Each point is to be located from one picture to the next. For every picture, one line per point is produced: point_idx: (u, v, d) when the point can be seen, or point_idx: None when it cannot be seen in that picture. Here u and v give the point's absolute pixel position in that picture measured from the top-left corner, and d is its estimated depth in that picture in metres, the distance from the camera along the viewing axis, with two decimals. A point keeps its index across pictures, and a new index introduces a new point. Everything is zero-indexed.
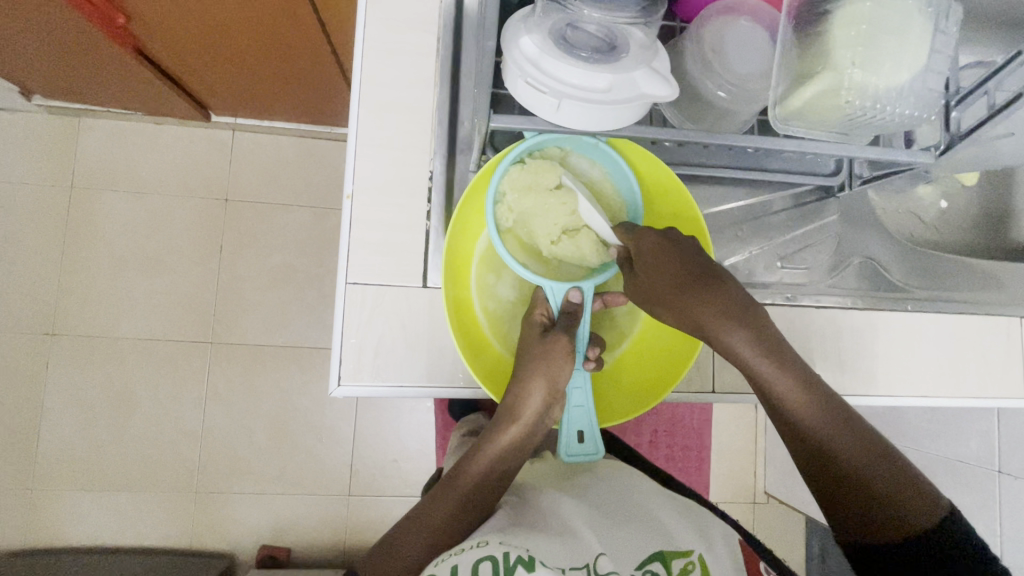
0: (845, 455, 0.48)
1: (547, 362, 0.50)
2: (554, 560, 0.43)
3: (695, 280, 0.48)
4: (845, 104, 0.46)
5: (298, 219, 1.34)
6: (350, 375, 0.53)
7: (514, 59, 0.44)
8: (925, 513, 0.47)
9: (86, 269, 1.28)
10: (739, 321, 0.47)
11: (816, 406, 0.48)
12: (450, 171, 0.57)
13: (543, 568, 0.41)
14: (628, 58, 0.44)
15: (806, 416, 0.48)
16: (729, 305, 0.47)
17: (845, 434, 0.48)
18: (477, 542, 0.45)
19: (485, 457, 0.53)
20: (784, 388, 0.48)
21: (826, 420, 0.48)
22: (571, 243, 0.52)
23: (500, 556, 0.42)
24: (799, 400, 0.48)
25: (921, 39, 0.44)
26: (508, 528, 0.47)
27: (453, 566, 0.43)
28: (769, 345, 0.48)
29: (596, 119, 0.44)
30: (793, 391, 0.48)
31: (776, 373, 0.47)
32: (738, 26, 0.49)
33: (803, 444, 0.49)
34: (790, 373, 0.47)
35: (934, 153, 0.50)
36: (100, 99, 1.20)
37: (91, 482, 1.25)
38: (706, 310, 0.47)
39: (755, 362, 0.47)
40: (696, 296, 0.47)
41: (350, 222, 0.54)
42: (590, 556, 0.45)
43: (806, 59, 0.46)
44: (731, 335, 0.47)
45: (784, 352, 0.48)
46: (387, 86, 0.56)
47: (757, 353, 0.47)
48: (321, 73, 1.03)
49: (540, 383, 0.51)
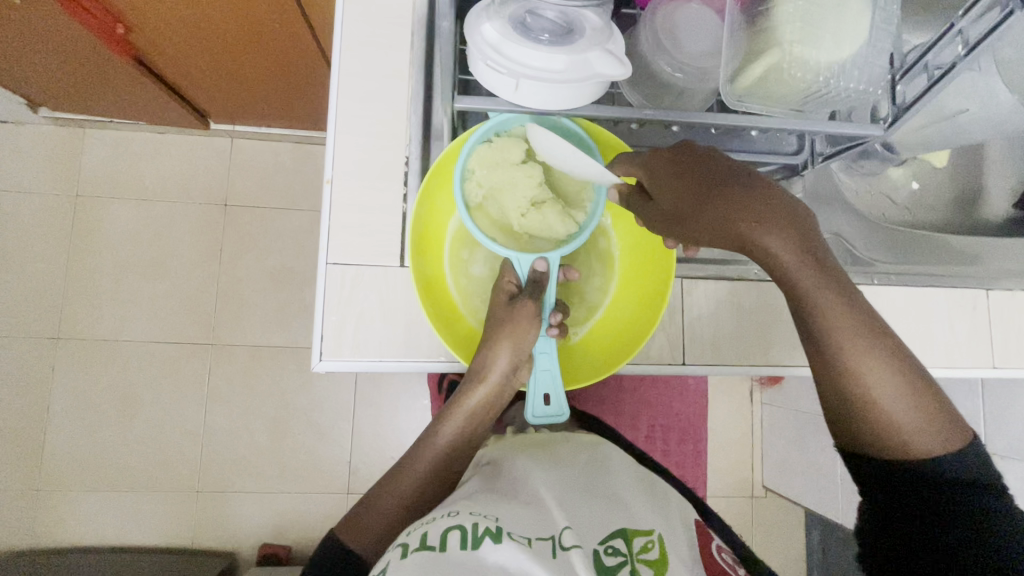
0: (870, 372, 0.45)
1: (512, 326, 0.53)
2: (521, 531, 0.43)
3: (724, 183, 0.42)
4: (791, 78, 0.48)
5: (296, 222, 1.37)
6: (331, 351, 0.55)
7: (476, 45, 0.46)
8: (944, 439, 0.46)
9: (91, 274, 1.32)
10: (782, 225, 0.41)
11: (850, 320, 0.44)
12: (425, 157, 0.60)
13: (509, 540, 0.41)
14: (584, 40, 0.46)
15: (838, 333, 0.44)
16: (769, 208, 0.41)
17: (879, 354, 0.44)
18: (447, 513, 0.45)
19: (453, 423, 0.58)
20: (819, 302, 0.43)
21: (860, 336, 0.44)
22: (538, 216, 0.55)
23: (469, 526, 0.42)
24: (838, 318, 0.44)
25: (859, 14, 0.47)
26: (479, 500, 0.47)
27: (422, 534, 0.42)
28: (810, 252, 0.42)
29: (554, 97, 0.48)
30: (828, 305, 0.43)
31: (812, 285, 0.43)
32: (687, 10, 0.53)
33: (836, 362, 0.45)
34: (828, 286, 0.43)
35: (883, 125, 0.53)
36: (104, 110, 1.25)
37: (95, 482, 1.28)
38: (743, 218, 0.41)
39: (797, 273, 0.42)
40: (729, 201, 0.42)
41: (330, 206, 0.57)
42: (555, 529, 0.44)
43: (753, 38, 0.49)
44: (774, 244, 0.42)
45: (823, 261, 0.43)
46: (364, 78, 0.59)
47: (795, 264, 0.42)
48: (315, 79, 1.07)
49: (507, 346, 0.54)
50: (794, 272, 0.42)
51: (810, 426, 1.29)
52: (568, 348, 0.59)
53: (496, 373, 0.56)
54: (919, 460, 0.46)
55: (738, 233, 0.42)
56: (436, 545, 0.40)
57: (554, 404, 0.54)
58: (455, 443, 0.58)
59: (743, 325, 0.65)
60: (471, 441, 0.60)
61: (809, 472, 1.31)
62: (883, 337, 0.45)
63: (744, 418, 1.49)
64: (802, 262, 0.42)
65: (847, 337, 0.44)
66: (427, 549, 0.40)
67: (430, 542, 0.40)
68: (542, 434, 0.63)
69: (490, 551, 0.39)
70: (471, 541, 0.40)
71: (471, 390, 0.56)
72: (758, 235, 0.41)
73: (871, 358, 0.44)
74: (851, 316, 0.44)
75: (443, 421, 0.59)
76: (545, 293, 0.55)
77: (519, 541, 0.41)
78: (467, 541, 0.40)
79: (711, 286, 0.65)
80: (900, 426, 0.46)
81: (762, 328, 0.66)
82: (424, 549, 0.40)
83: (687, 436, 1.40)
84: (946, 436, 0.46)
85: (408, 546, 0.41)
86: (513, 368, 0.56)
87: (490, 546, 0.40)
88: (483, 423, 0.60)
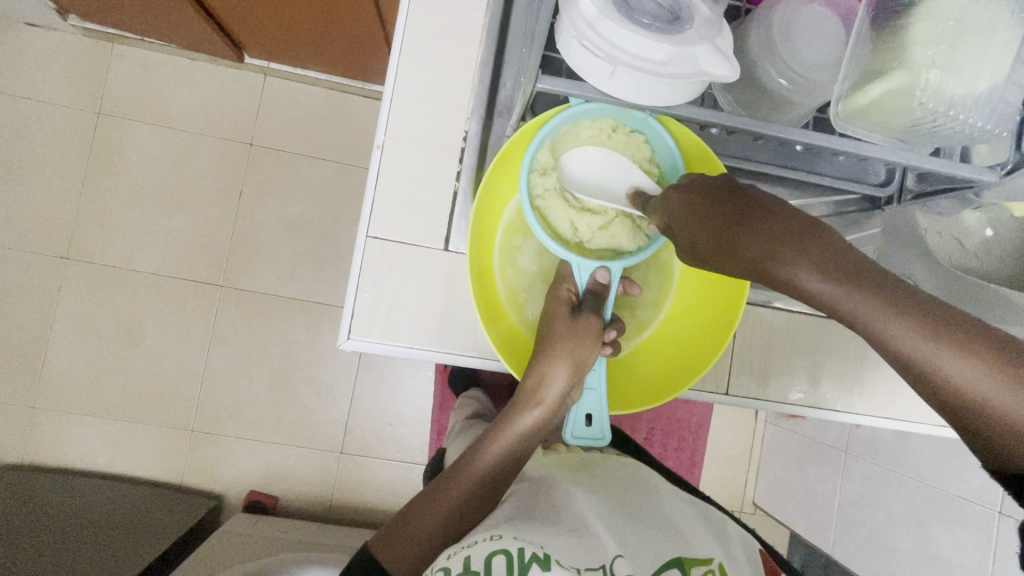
0: (993, 399, 0.34)
1: (575, 341, 0.49)
2: (570, 560, 0.45)
3: (740, 211, 0.42)
4: (916, 106, 0.43)
5: (321, 172, 1.32)
6: (360, 330, 0.52)
7: (570, 19, 0.40)
8: None
9: (106, 197, 1.28)
10: (801, 247, 0.39)
11: (943, 338, 0.35)
12: (485, 134, 0.55)
13: (557, 568, 0.44)
14: (691, 31, 0.41)
15: (941, 364, 0.35)
16: (785, 232, 0.40)
17: (1011, 383, 0.34)
18: (491, 535, 0.48)
19: (498, 445, 0.55)
20: (888, 324, 0.36)
21: (971, 364, 0.35)
22: (605, 235, 0.52)
23: (515, 551, 0.45)
24: (921, 340, 0.36)
25: (1008, 45, 0.41)
26: (521, 523, 0.49)
27: (466, 557, 0.46)
28: (847, 266, 0.38)
29: (648, 91, 0.42)
30: (912, 331, 0.36)
31: (874, 308, 0.37)
32: (809, 11, 0.47)
33: (944, 401, 0.36)
34: (894, 304, 0.37)
35: (998, 173, 0.46)
36: (135, 26, 1.18)
37: (91, 408, 1.27)
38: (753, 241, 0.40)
39: (838, 294, 0.37)
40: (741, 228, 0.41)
41: (377, 172, 0.53)
42: (606, 557, 0.47)
43: (880, 54, 0.43)
44: (796, 267, 0.39)
45: (880, 281, 0.37)
46: (431, 39, 0.54)
47: (835, 282, 0.38)
48: (366, 30, 1.01)
49: (564, 367, 0.50)
50: (841, 299, 0.37)
51: (813, 452, 1.26)
52: (613, 365, 0.56)
53: (550, 397, 0.52)
54: None
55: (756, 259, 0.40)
56: (481, 570, 0.44)
57: (596, 426, 0.50)
58: (497, 466, 0.55)
59: (793, 360, 0.63)
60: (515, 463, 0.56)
61: (804, 499, 1.28)
62: (1016, 357, 0.35)
63: (746, 435, 1.44)
64: (844, 285, 0.37)
65: (955, 369, 0.35)
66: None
67: (475, 568, 0.44)
68: (578, 457, 0.64)
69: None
70: (518, 568, 0.43)
71: (522, 414, 0.53)
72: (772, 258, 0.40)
73: (1000, 393, 0.34)
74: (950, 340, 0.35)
75: (488, 441, 0.56)
76: (605, 305, 0.51)
77: (568, 569, 0.44)
78: (514, 568, 0.43)
79: (768, 315, 0.62)
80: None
81: (814, 366, 0.63)
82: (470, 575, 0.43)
83: (685, 444, 1.35)
84: None
85: (452, 571, 0.45)
86: (569, 390, 0.51)
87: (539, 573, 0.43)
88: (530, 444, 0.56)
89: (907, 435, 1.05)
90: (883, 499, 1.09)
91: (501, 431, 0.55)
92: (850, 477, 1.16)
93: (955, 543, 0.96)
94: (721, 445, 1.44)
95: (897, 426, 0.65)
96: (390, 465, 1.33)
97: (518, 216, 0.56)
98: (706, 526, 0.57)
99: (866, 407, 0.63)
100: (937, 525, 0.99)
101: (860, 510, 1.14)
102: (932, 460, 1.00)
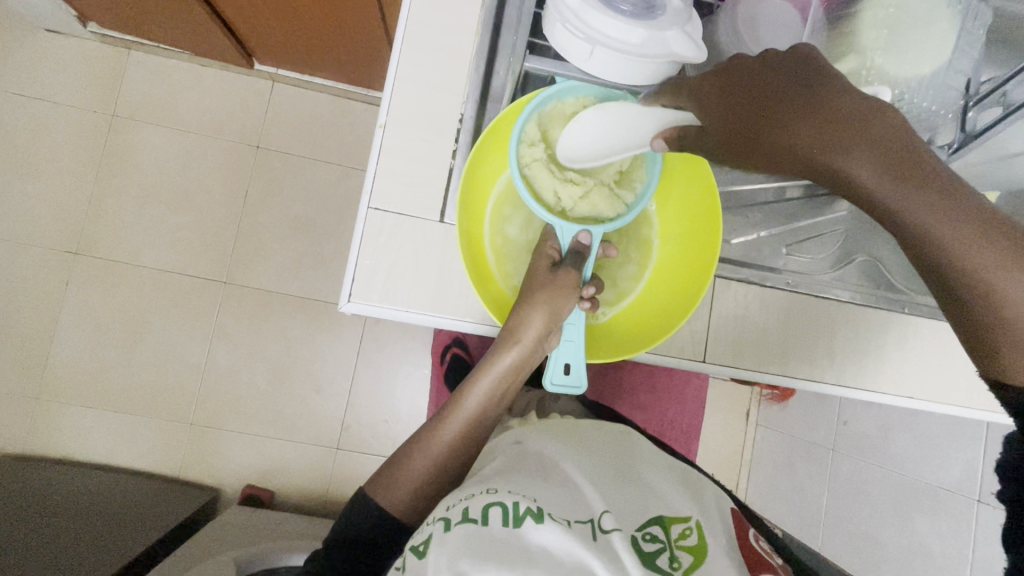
0: (996, 281, 0.38)
1: (553, 292, 0.54)
2: (561, 514, 0.47)
3: (796, 110, 0.43)
4: (866, 86, 0.48)
5: (324, 174, 1.37)
6: (361, 294, 0.56)
7: (556, 6, 0.45)
8: None
9: (117, 195, 1.33)
10: (853, 134, 0.40)
11: (969, 226, 0.38)
12: (479, 117, 0.60)
13: (550, 522, 0.44)
14: (665, 18, 0.45)
15: (962, 253, 0.38)
16: (846, 119, 0.41)
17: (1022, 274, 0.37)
18: (487, 489, 0.49)
19: (481, 391, 0.61)
20: (919, 209, 0.38)
21: (996, 258, 0.38)
22: (585, 205, 0.57)
23: (510, 504, 0.46)
24: (946, 224, 0.38)
25: (946, 33, 0.46)
26: (514, 479, 0.51)
27: (464, 508, 0.47)
28: (897, 154, 0.39)
29: (624, 68, 0.48)
30: (946, 224, 0.38)
31: (919, 199, 0.38)
32: (769, 4, 0.53)
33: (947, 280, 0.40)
34: (933, 191, 0.38)
35: (946, 150, 0.51)
36: (151, 33, 1.24)
37: (93, 400, 1.30)
38: (804, 129, 0.42)
39: (878, 178, 0.39)
40: (794, 117, 0.43)
41: (379, 149, 0.58)
42: (594, 513, 0.48)
43: (833, 40, 0.49)
44: (844, 153, 0.40)
45: (932, 176, 0.39)
46: (430, 29, 0.59)
47: (880, 167, 0.39)
48: (369, 37, 1.06)
49: (542, 314, 0.55)
50: (888, 190, 0.39)
51: (800, 451, 1.28)
52: (595, 326, 0.62)
53: (528, 338, 0.56)
54: None
55: (798, 147, 0.43)
56: (478, 519, 0.45)
57: (574, 374, 0.55)
58: (481, 410, 0.61)
59: (767, 332, 0.67)
60: (496, 407, 0.62)
61: (792, 498, 1.29)
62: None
63: (736, 436, 1.46)
64: (892, 172, 0.39)
65: (987, 270, 0.38)
66: (469, 523, 0.44)
67: (472, 516, 0.45)
68: (567, 419, 0.69)
69: (532, 531, 0.44)
70: (512, 520, 0.44)
71: (500, 357, 0.58)
72: (818, 147, 0.41)
73: (1002, 274, 0.38)
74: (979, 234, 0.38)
75: (469, 389, 0.61)
76: (584, 264, 0.55)
77: (560, 522, 0.45)
78: (508, 519, 0.44)
79: (743, 290, 0.66)
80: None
81: (786, 339, 0.67)
82: (467, 522, 0.45)
83: (677, 442, 1.37)
84: None
85: (450, 520, 0.46)
86: (547, 332, 0.56)
87: (532, 526, 0.44)
88: (509, 389, 0.62)
89: (889, 428, 1.06)
90: (869, 493, 1.10)
91: (483, 378, 0.60)
92: (837, 473, 1.17)
93: (937, 533, 0.96)
94: (714, 446, 1.45)
95: (867, 397, 0.68)
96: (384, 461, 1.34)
97: (508, 188, 0.61)
98: (686, 489, 0.60)
99: (838, 379, 0.67)
100: (919, 516, 1.00)
101: (847, 505, 1.14)
102: (914, 453, 1.01)
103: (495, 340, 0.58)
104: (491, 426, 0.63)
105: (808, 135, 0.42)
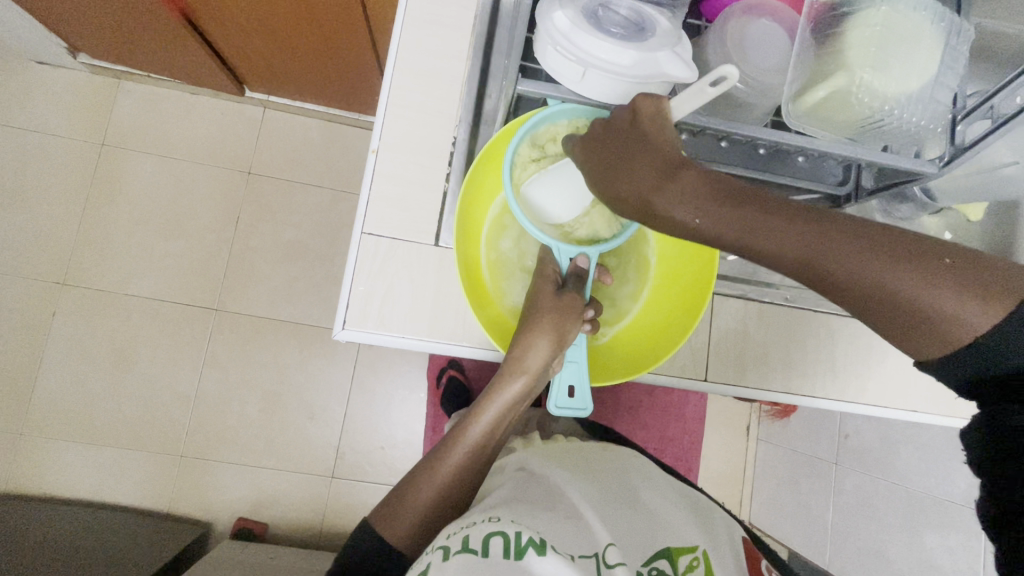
0: (846, 264, 0.37)
1: (559, 317, 0.54)
2: (564, 547, 0.45)
3: (624, 154, 0.44)
4: (856, 102, 0.48)
5: (316, 198, 1.37)
6: (355, 321, 0.55)
7: (545, 30, 0.45)
8: (983, 300, 0.35)
9: (105, 224, 1.32)
10: (665, 175, 0.41)
11: (789, 228, 0.38)
12: (472, 141, 0.61)
13: (553, 554, 0.43)
14: (654, 40, 0.46)
15: (805, 252, 0.38)
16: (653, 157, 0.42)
17: (868, 251, 0.37)
18: (488, 518, 0.47)
19: (486, 414, 0.59)
20: (744, 224, 0.38)
21: (834, 246, 0.37)
22: (586, 224, 0.58)
23: (512, 535, 0.44)
24: (773, 234, 0.38)
25: (932, 48, 0.47)
26: (518, 508, 0.49)
27: (464, 537, 0.45)
28: (706, 185, 0.40)
29: (615, 90, 0.47)
30: (776, 229, 0.38)
31: (732, 213, 0.39)
32: (756, 25, 0.54)
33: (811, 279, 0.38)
34: (748, 208, 0.39)
35: (938, 163, 0.50)
36: (142, 62, 1.24)
37: (79, 434, 1.26)
38: (630, 179, 0.42)
39: (699, 209, 0.39)
40: (628, 165, 0.43)
41: (372, 173, 0.58)
42: (598, 546, 0.47)
43: (822, 59, 0.49)
44: (666, 199, 0.40)
45: (747, 194, 0.39)
46: (422, 54, 0.60)
47: (694, 203, 0.39)
48: (361, 63, 1.07)
49: (547, 339, 0.54)
50: (709, 215, 0.39)
51: (803, 466, 1.26)
52: (596, 347, 0.61)
53: (534, 364, 0.56)
54: (968, 338, 0.36)
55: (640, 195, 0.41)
56: (479, 549, 0.43)
57: (579, 397, 0.54)
58: (486, 436, 0.60)
59: (768, 350, 0.66)
60: (501, 432, 0.61)
61: (798, 516, 1.26)
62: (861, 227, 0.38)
63: (738, 452, 1.44)
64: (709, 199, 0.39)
65: (835, 260, 0.37)
66: (470, 553, 0.42)
67: (472, 546, 0.43)
68: (574, 445, 0.67)
69: (535, 563, 0.42)
70: (514, 551, 0.42)
71: (507, 382, 0.57)
72: (647, 193, 0.41)
73: (847, 259, 0.37)
74: (793, 226, 0.38)
75: (472, 416, 0.60)
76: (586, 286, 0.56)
77: (563, 555, 0.43)
78: (510, 551, 0.42)
79: (741, 307, 0.66)
80: (962, 320, 0.36)
81: (787, 357, 0.66)
82: (467, 553, 0.42)
83: (680, 460, 1.35)
84: (987, 295, 0.35)
85: (450, 548, 0.44)
86: (553, 357, 0.56)
87: (535, 558, 0.42)
88: (514, 412, 0.61)
89: (893, 442, 1.05)
90: (873, 507, 1.08)
91: (488, 403, 0.59)
92: (841, 488, 1.16)
93: (946, 547, 0.94)
94: (716, 463, 1.43)
95: (869, 412, 0.68)
96: (380, 489, 1.31)
97: (503, 209, 0.61)
98: (692, 513, 0.59)
99: (840, 394, 0.66)
100: (927, 531, 0.98)
101: (853, 522, 1.12)
102: (918, 465, 1.00)
103: (501, 366, 0.57)
104: (494, 452, 0.62)
105: (627, 178, 0.43)
